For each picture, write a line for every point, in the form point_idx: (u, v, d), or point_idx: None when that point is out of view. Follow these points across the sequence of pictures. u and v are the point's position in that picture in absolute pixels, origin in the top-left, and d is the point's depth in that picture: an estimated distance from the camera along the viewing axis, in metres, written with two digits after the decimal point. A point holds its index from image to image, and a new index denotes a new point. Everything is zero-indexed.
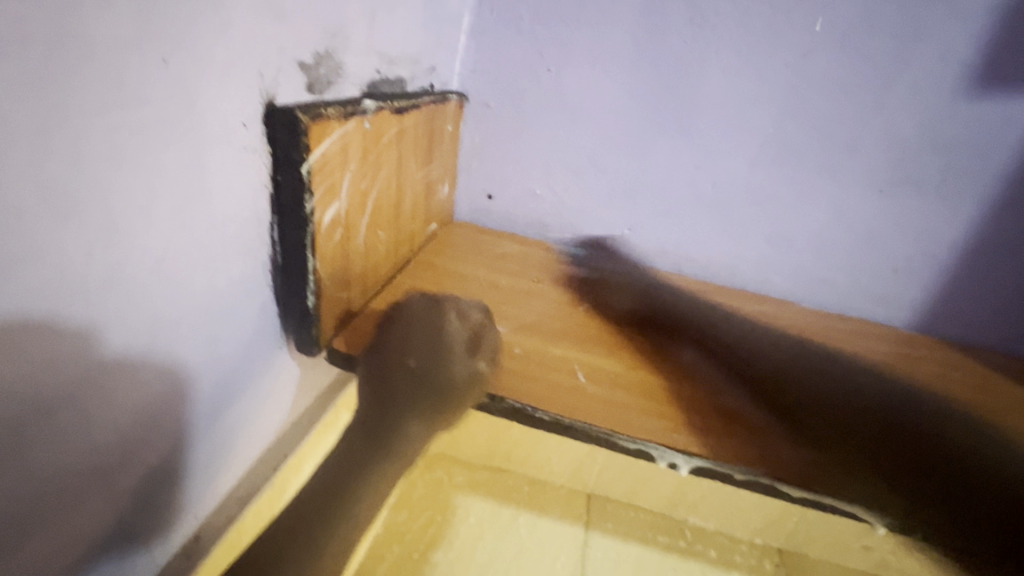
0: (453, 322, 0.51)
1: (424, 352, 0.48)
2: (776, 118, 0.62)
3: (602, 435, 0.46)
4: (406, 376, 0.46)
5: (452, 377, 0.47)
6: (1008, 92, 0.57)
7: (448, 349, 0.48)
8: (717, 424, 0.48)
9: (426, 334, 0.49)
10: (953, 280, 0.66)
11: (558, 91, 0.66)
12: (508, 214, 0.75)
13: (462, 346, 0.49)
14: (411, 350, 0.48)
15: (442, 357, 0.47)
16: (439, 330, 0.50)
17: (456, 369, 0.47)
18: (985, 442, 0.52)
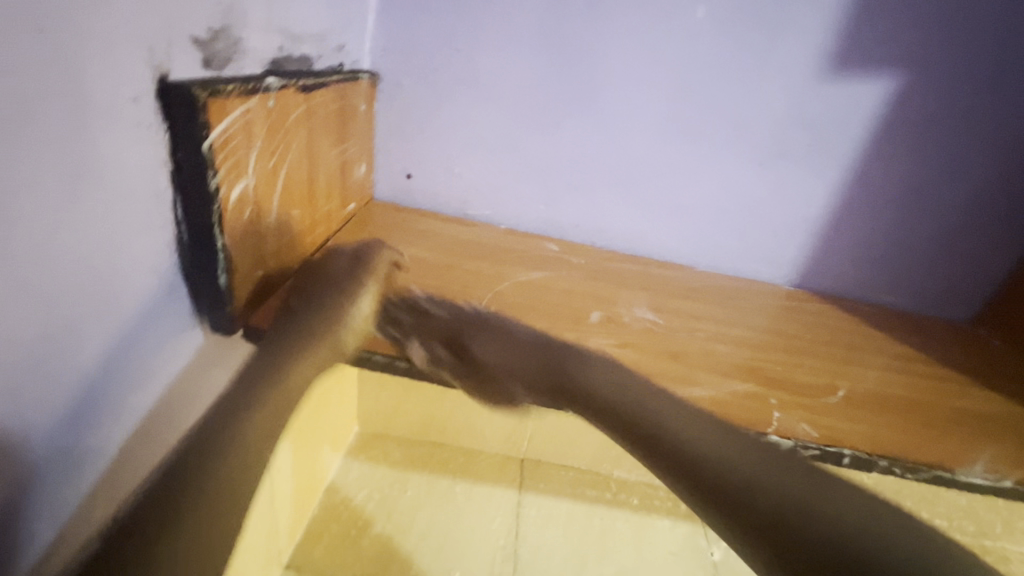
0: (337, 267, 0.55)
1: (308, 292, 0.51)
2: (673, 99, 0.66)
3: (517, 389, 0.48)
4: (295, 311, 0.48)
5: (345, 306, 0.50)
6: (861, 76, 0.64)
7: (333, 289, 0.51)
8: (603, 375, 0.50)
9: (318, 275, 0.53)
10: (832, 243, 0.74)
11: (465, 69, 0.67)
12: (429, 192, 0.75)
13: (349, 282, 0.53)
14: (293, 293, 0.50)
15: (325, 297, 0.50)
16: (327, 275, 0.53)
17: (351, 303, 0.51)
18: (865, 378, 0.58)
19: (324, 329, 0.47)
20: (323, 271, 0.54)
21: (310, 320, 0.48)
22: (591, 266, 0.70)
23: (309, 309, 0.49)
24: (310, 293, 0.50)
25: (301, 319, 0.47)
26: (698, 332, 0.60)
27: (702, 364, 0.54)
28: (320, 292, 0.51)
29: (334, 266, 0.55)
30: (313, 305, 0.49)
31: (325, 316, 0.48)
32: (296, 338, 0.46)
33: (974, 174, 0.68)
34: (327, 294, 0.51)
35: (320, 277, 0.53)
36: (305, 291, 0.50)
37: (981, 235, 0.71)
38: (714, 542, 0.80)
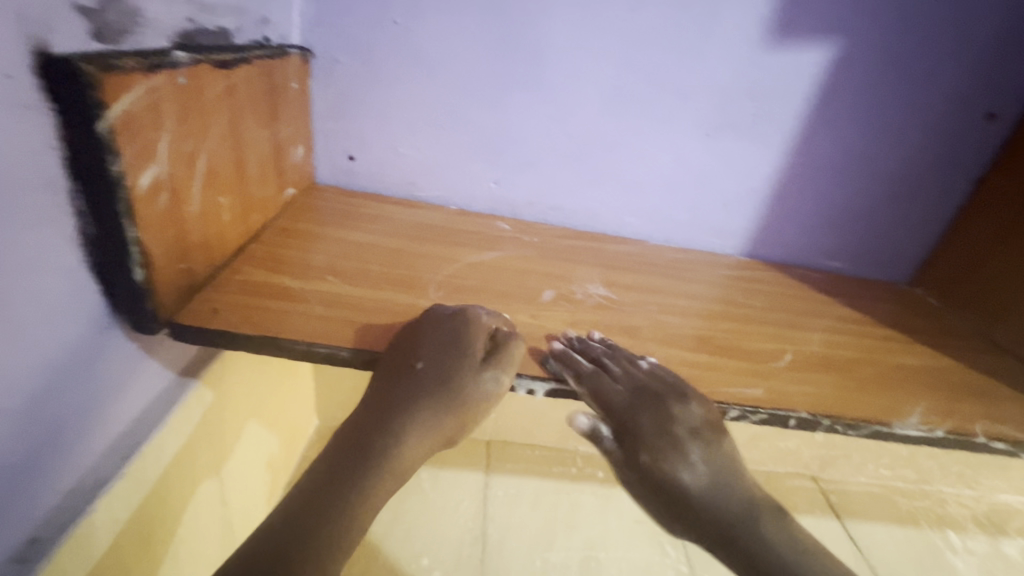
0: (480, 330, 0.47)
1: (437, 360, 0.45)
2: (618, 70, 0.65)
3: (457, 394, 0.44)
4: (421, 390, 0.43)
5: (472, 396, 0.44)
6: (801, 43, 0.65)
7: (469, 367, 0.44)
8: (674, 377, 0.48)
9: (456, 339, 0.46)
10: (777, 211, 0.75)
11: (404, 43, 0.64)
12: (373, 175, 0.71)
13: (487, 359, 0.45)
14: (423, 351, 0.45)
15: (456, 377, 0.44)
16: (464, 342, 0.46)
17: (476, 392, 0.44)
18: (810, 341, 0.60)
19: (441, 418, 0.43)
20: (456, 333, 0.46)
21: (432, 404, 0.43)
22: (545, 244, 0.69)
23: (432, 389, 0.43)
24: (439, 364, 0.44)
25: (422, 403, 0.43)
26: (651, 306, 0.60)
27: (655, 336, 0.54)
28: (447, 348, 0.45)
29: (473, 329, 0.47)
30: (438, 386, 0.44)
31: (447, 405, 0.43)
32: (410, 421, 0.42)
33: (908, 141, 0.70)
34: (459, 375, 0.44)
35: (452, 344, 0.45)
36: (437, 362, 0.45)
37: (915, 200, 0.74)
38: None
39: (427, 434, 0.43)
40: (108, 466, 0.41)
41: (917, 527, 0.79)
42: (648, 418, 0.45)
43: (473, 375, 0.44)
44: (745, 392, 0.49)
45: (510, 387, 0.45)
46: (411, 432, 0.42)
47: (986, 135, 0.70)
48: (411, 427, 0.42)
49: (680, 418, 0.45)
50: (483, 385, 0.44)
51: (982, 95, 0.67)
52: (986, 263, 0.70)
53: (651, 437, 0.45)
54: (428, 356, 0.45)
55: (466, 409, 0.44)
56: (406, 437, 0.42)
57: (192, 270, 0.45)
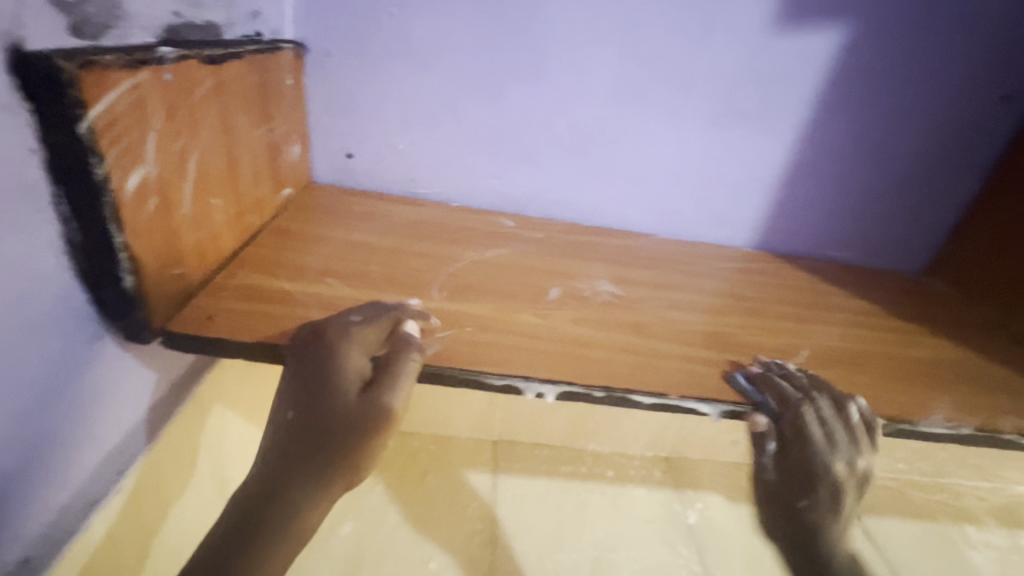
0: (354, 354, 0.42)
1: (307, 403, 0.40)
2: (620, 59, 0.63)
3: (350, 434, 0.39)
4: (302, 440, 0.39)
5: (363, 427, 0.39)
6: (811, 26, 0.62)
7: (345, 404, 0.40)
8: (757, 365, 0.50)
9: (328, 370, 0.40)
10: (788, 201, 0.73)
11: (400, 36, 0.62)
12: (372, 173, 0.70)
13: (369, 385, 0.40)
14: (292, 398, 0.40)
15: (336, 415, 0.39)
16: (335, 374, 0.40)
17: (366, 420, 0.39)
18: (826, 336, 0.58)
19: (332, 464, 0.39)
20: (330, 362, 0.41)
21: (317, 454, 0.39)
22: (548, 240, 0.67)
23: (313, 436, 0.39)
24: (312, 407, 0.40)
25: (306, 456, 0.39)
26: (660, 302, 0.58)
27: (664, 333, 0.53)
28: (320, 381, 0.40)
29: (342, 355, 0.41)
30: (318, 429, 0.39)
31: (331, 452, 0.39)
32: (298, 480, 0.39)
33: (923, 126, 0.68)
34: (340, 411, 0.39)
35: (324, 377, 0.40)
36: (311, 404, 0.40)
37: (930, 187, 0.72)
38: (689, 504, 0.80)
39: (322, 484, 0.39)
40: (104, 479, 0.40)
41: (936, 523, 0.78)
42: (815, 429, 0.44)
43: (354, 409, 0.39)
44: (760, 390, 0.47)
45: (519, 391, 0.44)
46: (304, 488, 0.39)
47: (1004, 118, 0.67)
48: (300, 483, 0.39)
49: (846, 448, 0.44)
50: (369, 413, 0.39)
51: (1000, 77, 0.65)
52: (1007, 251, 0.68)
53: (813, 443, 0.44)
54: (298, 400, 0.40)
55: (361, 448, 0.39)
56: (298, 498, 0.39)
57: (185, 275, 0.44)
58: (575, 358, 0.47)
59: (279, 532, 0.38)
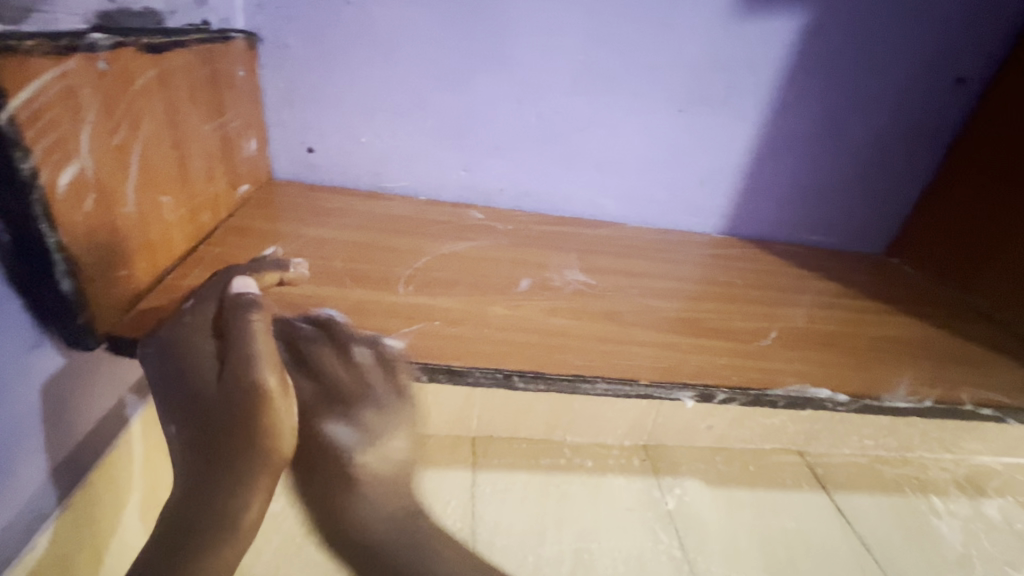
0: (200, 338, 0.38)
1: (185, 406, 0.36)
2: (585, 46, 0.62)
3: (239, 408, 0.35)
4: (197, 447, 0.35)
5: (243, 404, 0.35)
6: (772, 11, 0.63)
7: (217, 388, 0.36)
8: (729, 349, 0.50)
9: (189, 364, 0.37)
10: (754, 186, 0.73)
11: (359, 24, 0.60)
12: (334, 167, 0.68)
13: (230, 367, 0.36)
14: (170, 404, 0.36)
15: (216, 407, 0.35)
16: (190, 368, 0.37)
17: (250, 408, 0.35)
18: (794, 318, 0.58)
19: (238, 444, 0.35)
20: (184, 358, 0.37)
21: (219, 453, 0.35)
22: (518, 231, 0.66)
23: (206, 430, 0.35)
24: (195, 404, 0.36)
25: (207, 458, 0.35)
26: (631, 288, 0.58)
27: (636, 319, 0.52)
28: (187, 375, 0.37)
29: (198, 341, 0.38)
30: (206, 428, 0.35)
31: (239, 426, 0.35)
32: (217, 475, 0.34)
33: (881, 109, 0.69)
34: (220, 405, 0.35)
35: (182, 370, 0.37)
36: (187, 410, 0.36)
37: (890, 169, 0.73)
38: (670, 490, 0.77)
39: (237, 484, 0.35)
40: (49, 497, 0.38)
41: (902, 496, 0.80)
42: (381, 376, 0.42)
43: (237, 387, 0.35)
44: (732, 373, 0.47)
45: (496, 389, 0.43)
46: (224, 495, 0.34)
47: (957, 99, 0.69)
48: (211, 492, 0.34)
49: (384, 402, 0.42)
50: (244, 399, 0.35)
51: (954, 59, 0.67)
52: (975, 229, 0.69)
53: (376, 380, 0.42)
54: (176, 411, 0.36)
55: (257, 435, 0.35)
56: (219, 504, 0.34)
57: (132, 277, 0.42)
58: (548, 349, 0.46)
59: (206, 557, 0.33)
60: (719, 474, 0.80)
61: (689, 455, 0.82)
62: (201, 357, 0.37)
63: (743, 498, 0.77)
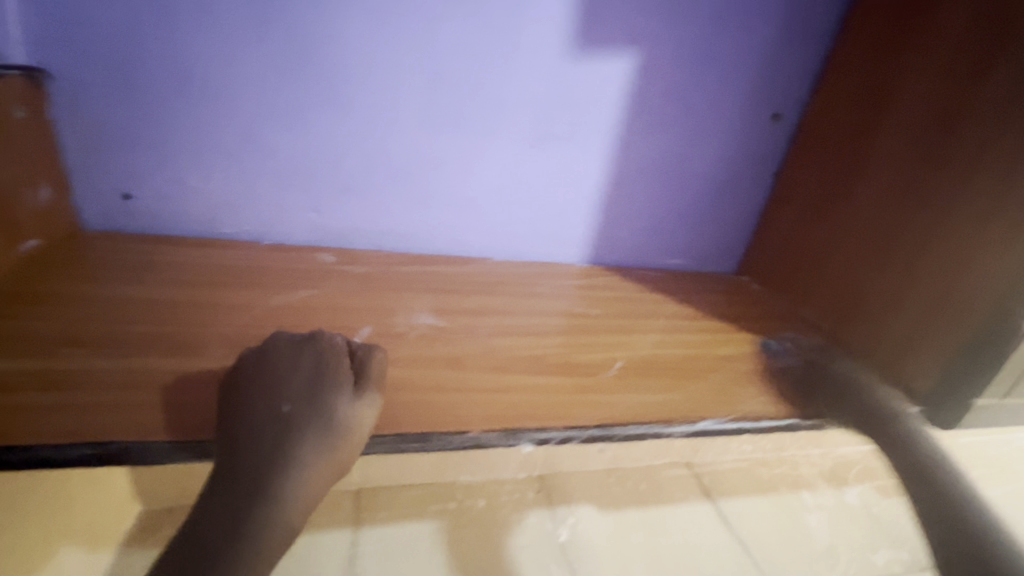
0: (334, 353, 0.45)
1: (297, 395, 0.41)
2: (424, 84, 0.62)
3: (359, 406, 0.41)
4: (283, 434, 0.38)
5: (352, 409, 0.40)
6: (605, 51, 0.65)
7: (336, 389, 0.41)
8: (569, 383, 0.50)
9: (306, 379, 0.42)
10: (610, 215, 0.76)
11: (171, 61, 0.55)
12: (158, 214, 0.61)
13: (352, 388, 0.42)
14: (287, 394, 0.41)
15: (323, 409, 0.40)
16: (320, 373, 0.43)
17: (352, 426, 0.40)
18: (643, 345, 0.60)
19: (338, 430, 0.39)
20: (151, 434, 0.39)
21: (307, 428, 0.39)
22: (373, 274, 0.62)
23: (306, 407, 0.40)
24: (305, 397, 0.41)
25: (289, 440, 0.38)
26: (481, 328, 0.56)
27: (482, 363, 0.51)
28: (305, 376, 0.42)
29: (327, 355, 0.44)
30: (308, 410, 0.40)
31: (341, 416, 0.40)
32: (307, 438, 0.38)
33: (715, 142, 0.75)
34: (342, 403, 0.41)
35: (310, 375, 0.42)
36: (302, 397, 0.41)
37: (729, 196, 0.80)
38: (562, 520, 0.69)
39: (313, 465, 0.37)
40: None
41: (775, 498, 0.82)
42: (342, 372, 0.43)
43: (356, 392, 0.41)
44: (573, 411, 0.47)
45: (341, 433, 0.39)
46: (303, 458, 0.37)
47: (775, 133, 0.77)
48: (287, 472, 0.36)
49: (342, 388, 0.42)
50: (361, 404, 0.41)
51: (767, 98, 0.74)
52: (804, 246, 0.75)
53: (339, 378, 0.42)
54: (291, 397, 0.41)
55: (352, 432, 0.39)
56: (289, 486, 0.36)
57: None
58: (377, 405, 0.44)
59: (266, 529, 0.35)
60: (612, 497, 0.73)
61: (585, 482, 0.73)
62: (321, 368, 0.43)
63: (636, 533, 0.70)
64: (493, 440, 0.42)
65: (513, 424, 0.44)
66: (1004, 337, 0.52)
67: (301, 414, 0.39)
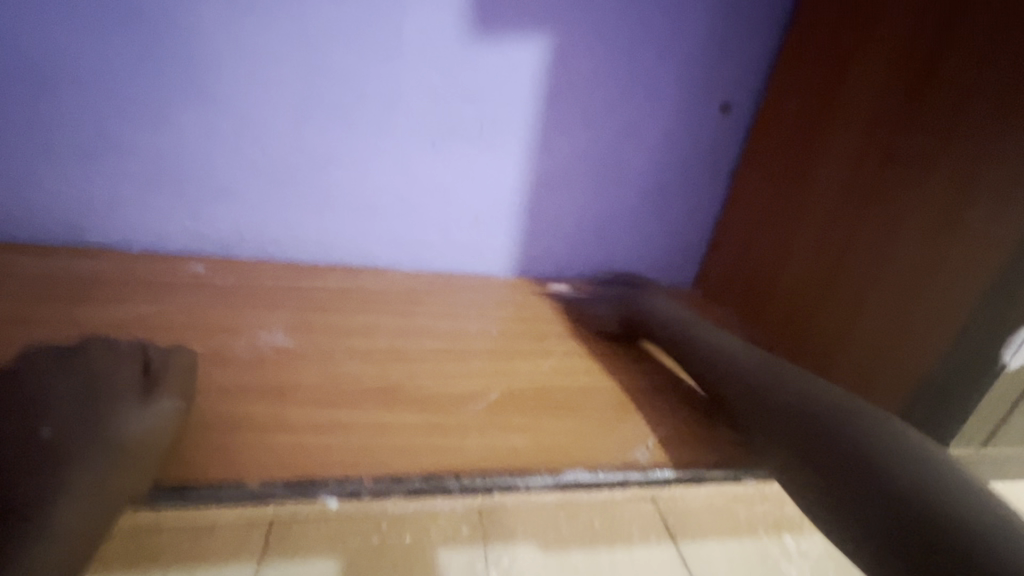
0: (124, 358, 0.38)
1: (66, 407, 0.33)
2: (300, 76, 0.55)
3: (146, 416, 0.34)
4: (50, 445, 0.30)
5: (145, 418, 0.34)
6: (511, 36, 0.58)
7: (120, 395, 0.34)
8: (419, 421, 0.42)
9: (75, 384, 0.34)
10: (534, 223, 0.67)
11: (8, 53, 0.50)
12: (14, 221, 0.56)
13: (141, 391, 0.35)
14: (52, 406, 0.33)
15: (107, 416, 0.32)
16: (100, 378, 0.35)
17: (149, 433, 0.33)
18: (538, 373, 0.51)
19: (128, 441, 0.32)
20: None
21: (82, 436, 0.31)
22: (239, 287, 0.56)
23: (78, 415, 0.32)
24: (80, 408, 0.33)
25: (61, 449, 0.30)
26: (337, 352, 0.49)
27: (313, 396, 0.42)
28: (85, 380, 0.35)
29: (113, 360, 0.37)
30: (82, 418, 0.32)
31: (132, 422, 0.33)
32: (86, 448, 0.31)
33: (655, 139, 0.66)
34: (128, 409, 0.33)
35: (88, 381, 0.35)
36: (71, 407, 0.33)
37: (676, 200, 0.70)
38: (495, 562, 0.34)
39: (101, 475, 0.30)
40: None
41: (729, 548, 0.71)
42: (127, 376, 0.36)
43: (146, 399, 0.35)
44: (405, 458, 0.38)
45: (133, 444, 0.32)
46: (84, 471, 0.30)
47: (725, 128, 0.67)
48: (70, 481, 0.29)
49: (127, 392, 0.35)
50: (152, 413, 0.34)
51: (714, 87, 0.64)
52: (758, 255, 0.65)
53: (125, 381, 0.35)
54: (60, 408, 0.32)
55: (143, 447, 0.32)
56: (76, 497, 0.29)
57: None
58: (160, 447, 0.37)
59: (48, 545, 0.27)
60: (571, 534, 0.37)
61: (542, 514, 0.38)
62: (100, 372, 0.36)
63: (590, 569, 0.35)
64: (279, 495, 0.34)
65: (320, 474, 0.36)
66: (974, 373, 0.41)
67: (70, 424, 0.32)
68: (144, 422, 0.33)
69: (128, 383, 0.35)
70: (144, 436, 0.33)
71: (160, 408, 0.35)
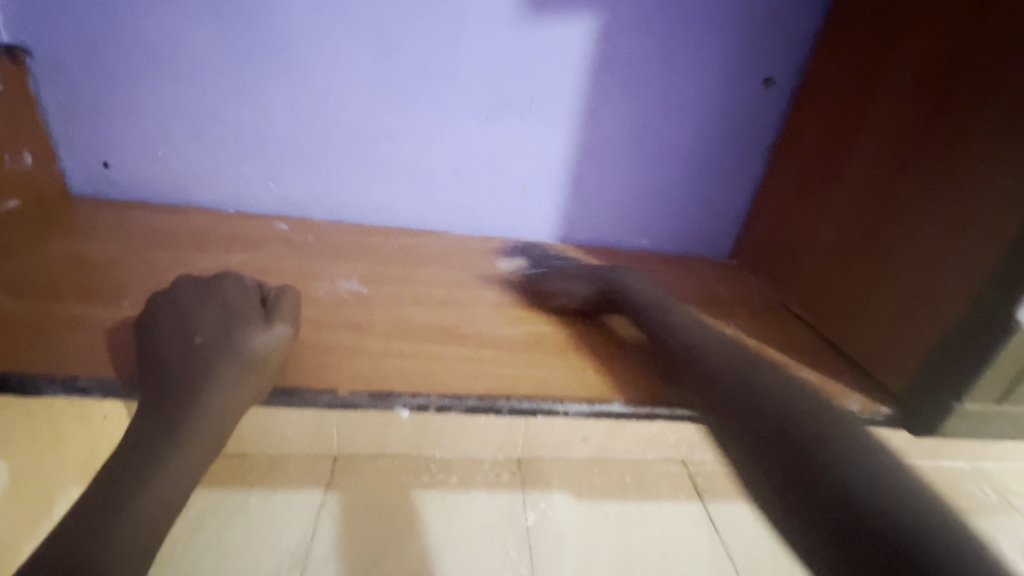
0: (247, 295, 0.46)
1: (208, 331, 0.42)
2: (372, 53, 0.62)
3: (267, 343, 0.42)
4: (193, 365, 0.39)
5: (262, 346, 0.42)
6: (563, 13, 0.62)
7: (246, 325, 0.43)
8: (473, 355, 0.49)
9: (217, 314, 0.44)
10: (577, 191, 0.72)
11: (133, 38, 0.59)
12: (134, 182, 0.67)
13: (262, 321, 0.44)
14: (202, 328, 0.42)
15: (240, 336, 0.42)
16: (232, 311, 0.44)
17: (266, 356, 0.42)
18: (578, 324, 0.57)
19: (249, 364, 0.40)
20: (76, 371, 0.42)
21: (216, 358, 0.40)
22: (317, 243, 0.64)
23: (218, 339, 0.41)
24: (218, 334, 0.42)
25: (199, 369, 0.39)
26: (402, 298, 0.56)
27: (385, 332, 0.50)
28: (223, 309, 0.44)
29: (240, 295, 0.46)
30: (219, 343, 0.41)
31: (253, 350, 0.41)
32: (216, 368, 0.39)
33: (696, 111, 0.69)
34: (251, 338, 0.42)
35: (224, 313, 0.44)
36: (213, 333, 0.42)
37: (715, 170, 0.73)
38: (535, 504, 0.48)
39: (226, 390, 0.38)
40: None
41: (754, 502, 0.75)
42: (251, 311, 0.44)
43: (264, 329, 0.43)
44: (462, 383, 0.45)
45: (254, 366, 0.40)
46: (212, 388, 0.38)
47: (767, 101, 0.69)
48: (206, 391, 0.38)
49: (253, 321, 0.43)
50: (271, 340, 0.42)
51: (758, 61, 0.66)
52: (797, 222, 0.67)
53: (251, 315, 0.44)
54: (208, 328, 0.42)
55: (261, 368, 0.41)
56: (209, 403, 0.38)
57: None
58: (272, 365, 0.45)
59: (182, 445, 0.35)
60: (601, 486, 0.51)
61: (576, 468, 0.52)
62: (232, 306, 0.45)
63: (620, 515, 0.48)
64: (365, 401, 0.43)
65: (395, 389, 0.43)
66: (993, 330, 0.43)
67: (212, 346, 0.41)
68: (264, 348, 0.42)
69: (250, 316, 0.44)
70: (265, 359, 0.41)
71: (278, 335, 0.43)
